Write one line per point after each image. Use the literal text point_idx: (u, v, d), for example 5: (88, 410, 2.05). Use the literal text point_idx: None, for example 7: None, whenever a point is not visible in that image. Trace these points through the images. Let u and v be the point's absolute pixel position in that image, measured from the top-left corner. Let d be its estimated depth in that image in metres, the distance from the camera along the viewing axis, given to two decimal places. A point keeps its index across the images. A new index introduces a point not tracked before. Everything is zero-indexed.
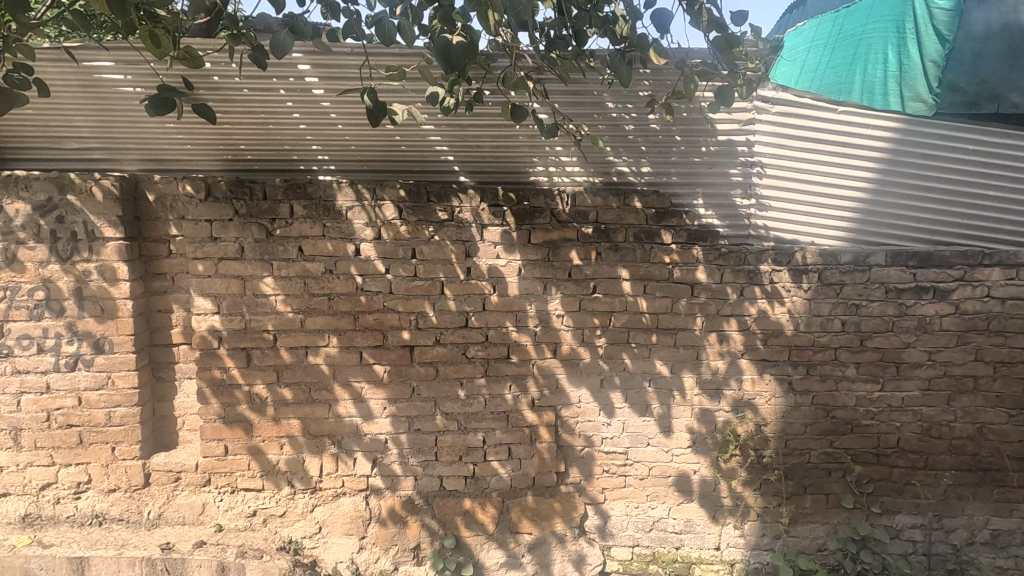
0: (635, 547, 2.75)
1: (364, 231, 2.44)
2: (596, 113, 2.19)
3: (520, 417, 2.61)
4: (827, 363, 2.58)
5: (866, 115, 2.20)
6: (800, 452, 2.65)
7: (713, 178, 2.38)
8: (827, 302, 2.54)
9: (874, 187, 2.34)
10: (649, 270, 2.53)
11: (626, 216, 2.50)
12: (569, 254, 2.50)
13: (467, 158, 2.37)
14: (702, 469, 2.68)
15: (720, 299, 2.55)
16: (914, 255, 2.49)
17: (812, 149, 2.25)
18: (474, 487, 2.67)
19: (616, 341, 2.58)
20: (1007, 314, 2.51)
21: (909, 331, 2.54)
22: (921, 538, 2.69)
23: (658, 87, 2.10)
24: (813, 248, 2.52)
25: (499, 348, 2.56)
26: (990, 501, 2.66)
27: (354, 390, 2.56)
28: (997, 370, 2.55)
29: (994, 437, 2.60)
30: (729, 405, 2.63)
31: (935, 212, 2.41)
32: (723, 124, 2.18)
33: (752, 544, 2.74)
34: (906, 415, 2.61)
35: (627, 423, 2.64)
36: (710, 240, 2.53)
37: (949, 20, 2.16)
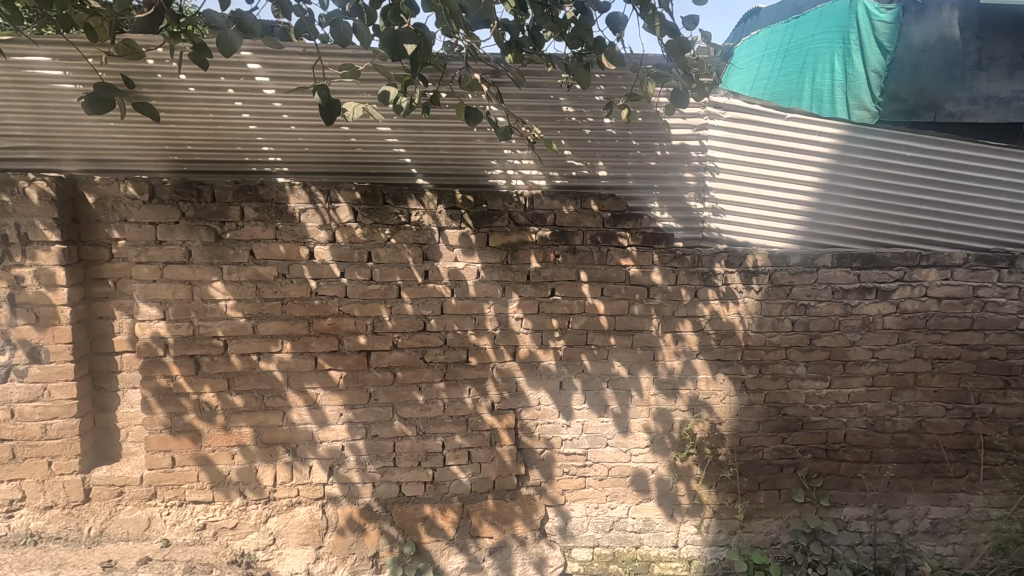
0: (596, 547, 2.77)
1: (318, 234, 2.40)
2: (553, 117, 2.20)
3: (479, 420, 2.61)
4: (778, 362, 2.66)
5: (813, 122, 2.26)
6: (753, 449, 2.72)
7: (669, 181, 2.42)
8: (777, 302, 2.62)
9: (819, 191, 2.43)
10: (606, 272, 2.55)
11: (584, 220, 2.53)
12: (527, 256, 2.51)
13: (425, 161, 2.35)
14: (659, 468, 2.72)
15: (675, 301, 2.60)
16: (857, 256, 2.60)
17: (762, 154, 2.32)
18: (433, 493, 2.64)
19: (575, 343, 2.59)
20: (943, 313, 2.64)
21: (854, 330, 2.64)
22: (867, 529, 2.80)
23: (613, 92, 2.14)
24: (764, 250, 2.60)
25: (458, 351, 2.55)
26: (930, 492, 2.78)
27: (309, 397, 2.50)
28: (935, 366, 2.68)
29: (933, 430, 2.73)
30: (685, 404, 2.67)
31: (877, 216, 2.52)
32: (677, 128, 2.23)
33: (709, 541, 2.79)
34: (852, 411, 2.71)
35: (586, 425, 2.66)
36: (665, 243, 2.57)
37: (890, 33, 2.23)
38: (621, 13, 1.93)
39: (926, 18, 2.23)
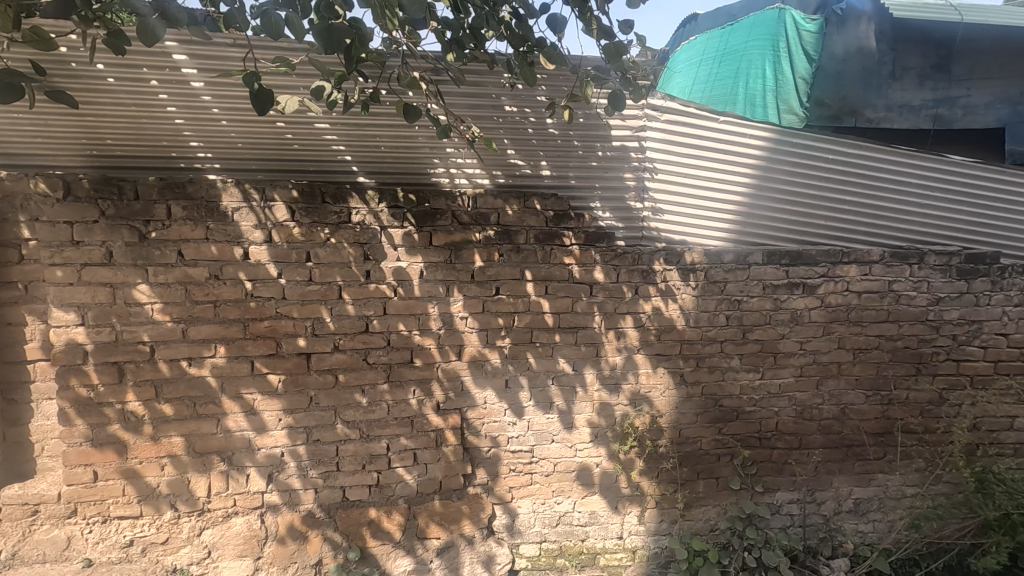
0: (543, 543, 2.80)
1: (253, 233, 2.31)
2: (496, 116, 2.21)
3: (424, 421, 2.58)
4: (714, 355, 2.77)
5: (745, 125, 2.37)
6: (693, 440, 2.82)
7: (610, 181, 2.47)
8: (713, 298, 2.72)
9: (751, 191, 2.55)
10: (550, 271, 2.58)
11: (527, 219, 2.54)
12: (471, 255, 2.51)
13: (366, 159, 2.31)
14: (604, 462, 2.78)
15: (616, 298, 2.66)
16: (786, 254, 2.73)
17: (698, 155, 2.41)
18: (378, 496, 2.60)
19: (520, 342, 2.61)
20: (863, 306, 2.81)
21: (784, 324, 2.78)
22: (797, 512, 2.96)
23: (555, 92, 2.16)
24: (700, 248, 2.70)
25: (402, 352, 2.52)
26: (853, 474, 2.97)
27: (245, 402, 2.41)
28: (856, 356, 2.86)
29: (855, 416, 2.91)
30: (627, 398, 2.74)
31: (803, 215, 2.67)
32: (617, 129, 2.28)
33: (652, 530, 2.88)
34: (783, 400, 2.85)
35: (532, 422, 2.69)
36: (607, 242, 2.62)
37: (815, 42, 2.62)
38: (560, 15, 1.96)
39: (846, 29, 2.60)
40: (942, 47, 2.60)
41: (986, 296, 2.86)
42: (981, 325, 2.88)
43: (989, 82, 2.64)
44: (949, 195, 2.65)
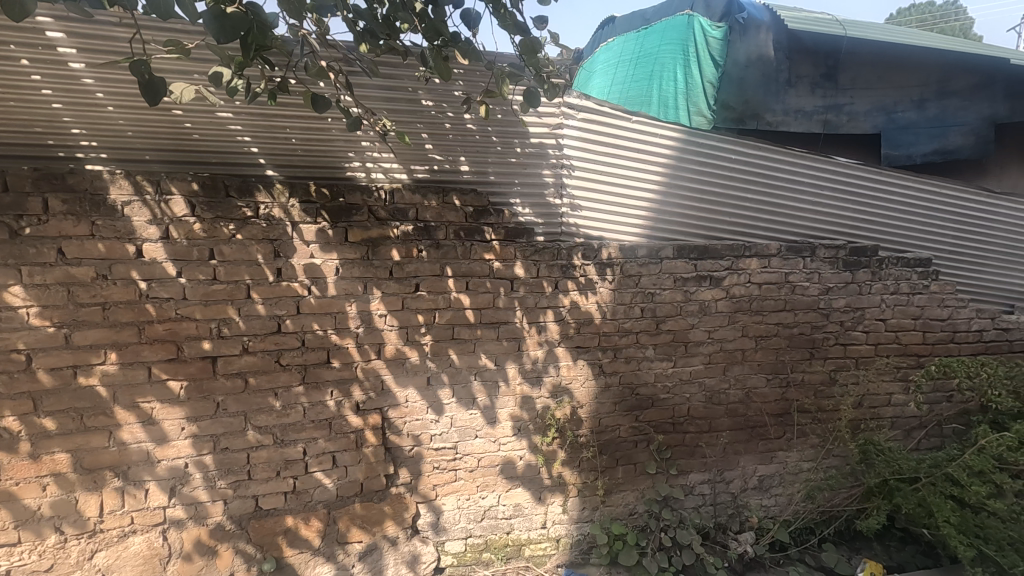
0: (468, 538, 2.81)
1: (147, 229, 2.13)
2: (414, 110, 2.18)
3: (343, 422, 2.51)
4: (630, 346, 2.88)
5: (654, 125, 2.53)
6: (611, 428, 2.93)
7: (529, 177, 2.51)
8: (628, 291, 2.82)
9: (662, 188, 2.69)
10: (470, 266, 2.57)
11: (446, 214, 2.52)
12: (389, 252, 2.45)
13: (274, 151, 2.20)
14: (527, 455, 2.82)
15: (536, 292, 2.69)
16: (694, 248, 2.89)
17: (612, 153, 2.52)
18: (295, 503, 2.50)
19: (442, 338, 2.59)
20: (763, 296, 3.02)
21: (693, 314, 2.94)
22: (708, 491, 3.15)
23: (472, 88, 2.18)
24: (616, 244, 2.79)
25: (318, 352, 2.43)
26: (757, 453, 3.19)
27: (142, 412, 2.23)
28: (758, 343, 3.07)
29: (758, 399, 3.13)
30: (549, 391, 2.80)
31: (708, 211, 2.84)
32: (534, 127, 2.35)
33: (575, 518, 2.96)
34: (693, 386, 3.01)
35: (455, 418, 2.68)
36: (526, 237, 2.65)
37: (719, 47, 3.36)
38: (474, 9, 1.95)
39: (747, 37, 3.37)
40: (830, 58, 3.46)
41: (868, 285, 3.16)
42: (863, 312, 3.18)
43: (868, 93, 3.55)
44: (832, 192, 2.94)
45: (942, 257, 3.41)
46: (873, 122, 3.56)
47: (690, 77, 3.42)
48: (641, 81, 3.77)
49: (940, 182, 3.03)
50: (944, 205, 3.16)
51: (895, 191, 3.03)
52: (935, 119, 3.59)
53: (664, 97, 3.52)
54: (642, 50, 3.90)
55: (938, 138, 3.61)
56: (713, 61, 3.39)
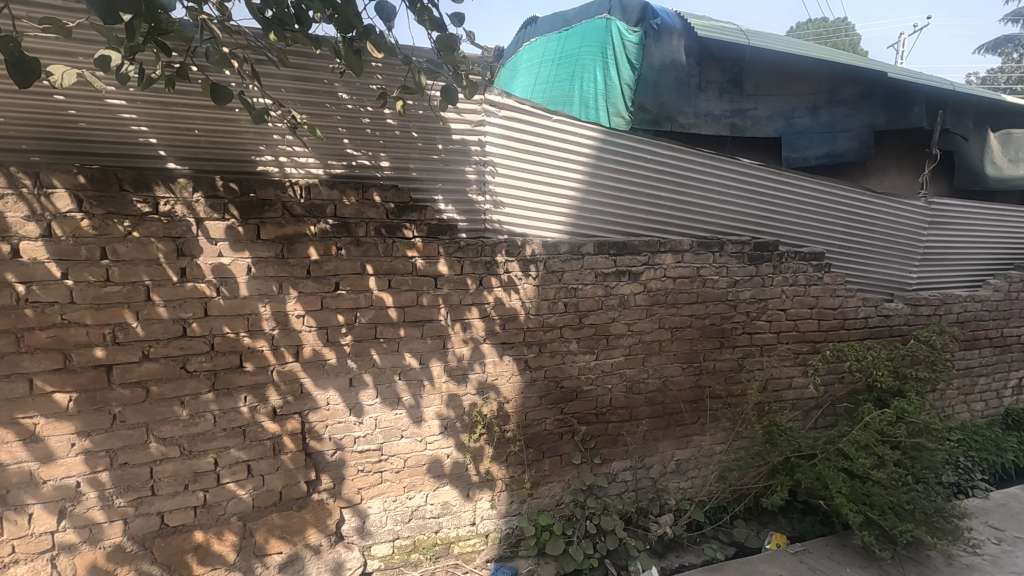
0: (395, 540, 2.76)
1: (24, 226, 1.93)
2: (329, 103, 2.17)
3: (259, 429, 2.39)
4: (555, 341, 2.94)
5: (572, 125, 2.73)
6: (537, 422, 2.98)
7: (451, 173, 2.55)
8: (552, 287, 2.87)
9: (581, 185, 2.85)
10: (392, 264, 2.52)
11: (366, 211, 2.46)
12: (306, 250, 2.35)
13: (176, 142, 2.09)
14: (454, 452, 2.81)
15: (461, 290, 2.68)
16: (613, 244, 2.99)
17: (534, 150, 2.67)
18: (206, 517, 2.36)
19: (364, 338, 2.53)
20: (678, 289, 3.18)
21: (613, 308, 3.04)
22: (631, 478, 3.28)
23: (390, 82, 2.22)
24: (538, 241, 2.84)
25: (229, 356, 2.30)
26: (674, 438, 3.36)
27: (23, 429, 2.02)
28: (673, 334, 3.23)
29: (675, 387, 3.29)
30: (475, 387, 2.80)
31: (625, 208, 3.02)
32: (456, 123, 2.43)
33: (503, 512, 2.98)
34: (615, 377, 3.12)
35: (379, 419, 2.62)
36: (449, 234, 2.63)
37: (635, 51, 3.53)
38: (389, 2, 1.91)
39: (662, 42, 3.50)
40: (735, 65, 3.69)
41: (770, 277, 3.41)
42: (767, 303, 3.42)
43: (769, 99, 3.84)
44: (730, 188, 3.24)
45: (833, 251, 3.75)
46: (774, 126, 3.87)
47: (609, 78, 3.59)
48: (564, 81, 3.88)
49: (820, 182, 3.45)
50: (826, 203, 3.55)
51: (784, 189, 3.38)
52: (826, 124, 3.96)
53: (586, 97, 3.67)
54: (563, 51, 3.99)
55: (828, 142, 3.98)
56: (631, 64, 3.54)
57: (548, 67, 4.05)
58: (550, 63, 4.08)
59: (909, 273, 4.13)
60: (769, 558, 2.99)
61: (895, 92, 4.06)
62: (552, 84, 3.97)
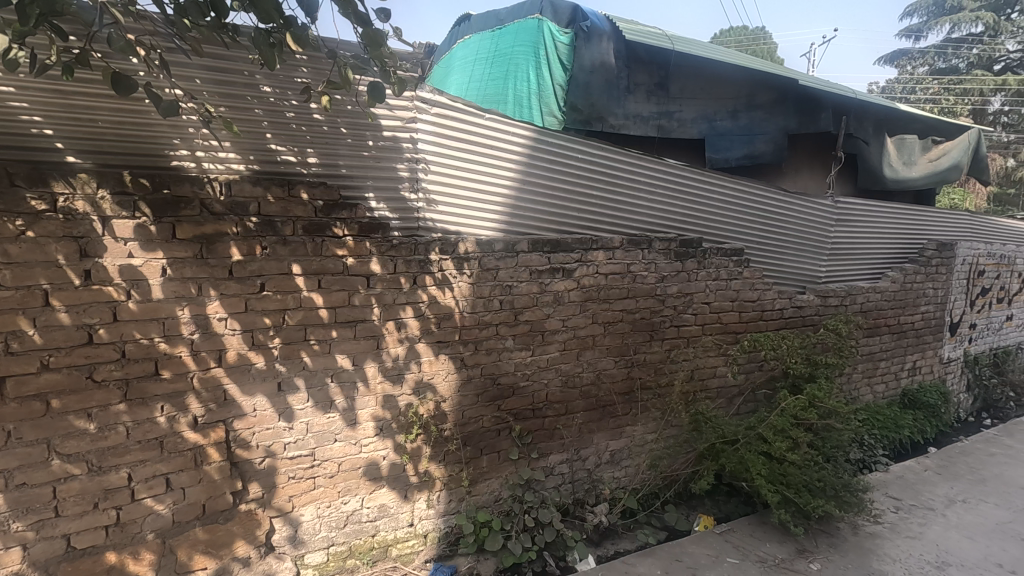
0: (330, 547, 2.68)
1: None
2: (250, 96, 2.11)
3: (178, 440, 2.26)
4: (490, 338, 2.95)
5: (503, 124, 2.79)
6: (475, 419, 2.98)
7: (382, 171, 2.51)
8: (487, 284, 2.88)
9: (513, 183, 2.90)
10: (322, 264, 2.44)
11: (293, 209, 2.37)
12: (228, 250, 2.24)
13: (77, 134, 1.95)
14: (390, 454, 2.77)
15: (395, 289, 2.64)
16: (547, 242, 3.03)
17: (466, 147, 2.70)
18: (119, 537, 2.20)
19: (292, 341, 2.44)
20: (610, 285, 3.28)
21: (548, 305, 3.09)
22: (567, 470, 3.35)
23: (316, 76, 2.21)
24: (473, 239, 2.83)
25: (143, 364, 2.15)
26: (608, 430, 3.47)
27: None
28: (606, 328, 3.33)
29: (608, 380, 3.40)
30: (411, 388, 2.77)
31: (557, 206, 3.08)
32: (387, 120, 2.42)
33: (441, 512, 2.97)
34: (550, 372, 3.18)
35: (311, 424, 2.54)
36: (381, 233, 2.58)
37: (566, 53, 3.59)
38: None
39: (591, 44, 3.60)
40: (661, 69, 3.87)
41: (695, 273, 3.58)
42: (692, 297, 3.59)
43: (693, 102, 4.03)
44: (655, 186, 3.40)
45: (752, 247, 3.98)
46: (698, 129, 4.07)
47: (541, 78, 3.62)
48: (497, 79, 3.88)
49: (736, 181, 3.70)
50: (743, 202, 3.79)
51: (704, 187, 3.59)
52: (745, 128, 4.20)
53: (519, 96, 3.68)
54: (497, 50, 3.99)
55: (747, 144, 4.23)
56: (562, 65, 3.59)
57: (483, 65, 4.04)
58: (484, 61, 4.07)
59: (820, 267, 4.43)
60: (698, 539, 3.15)
61: (805, 98, 4.36)
62: (486, 82, 3.96)
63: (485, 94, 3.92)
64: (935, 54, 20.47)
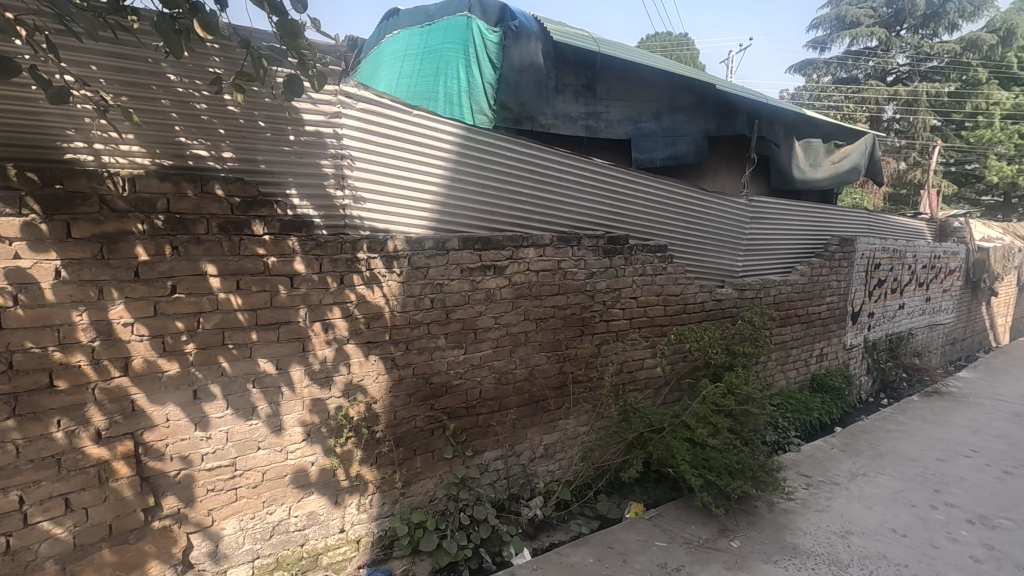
0: (255, 560, 2.57)
1: None
2: (155, 84, 2.02)
3: (79, 456, 2.08)
4: (422, 337, 2.92)
5: (432, 121, 2.79)
6: (408, 420, 2.94)
7: (305, 167, 2.44)
8: (417, 283, 2.85)
9: (443, 180, 2.89)
10: (241, 263, 2.33)
11: (206, 206, 2.24)
12: (132, 249, 2.09)
13: None
14: (319, 459, 2.67)
15: (321, 289, 2.55)
16: (477, 239, 3.04)
17: (394, 143, 2.67)
18: (11, 567, 1.97)
19: (209, 345, 2.31)
20: (541, 282, 3.33)
21: (480, 302, 3.10)
22: (502, 466, 3.37)
23: (230, 65, 2.16)
24: (402, 236, 2.79)
25: (35, 375, 1.97)
26: (542, 424, 3.52)
27: None
28: (538, 324, 3.37)
29: (541, 376, 3.45)
30: (340, 390, 2.69)
31: (488, 204, 3.10)
32: (309, 114, 2.37)
33: (375, 516, 2.91)
34: (484, 370, 3.19)
35: (231, 432, 2.41)
36: (306, 231, 2.49)
37: (496, 52, 3.60)
38: None
39: (520, 44, 3.61)
40: (585, 71, 4.00)
41: (623, 268, 3.70)
42: (620, 292, 3.71)
43: (617, 104, 4.18)
44: (583, 184, 3.50)
45: (677, 244, 4.16)
46: (624, 130, 4.22)
47: (472, 77, 3.62)
48: (427, 76, 3.83)
49: (659, 180, 3.87)
50: (666, 200, 3.97)
51: (629, 186, 3.73)
52: (668, 129, 4.40)
53: (449, 94, 3.66)
54: (426, 46, 3.93)
55: (670, 145, 4.42)
56: (492, 63, 3.60)
57: (413, 62, 3.97)
58: (413, 57, 4.00)
59: (737, 262, 4.69)
60: (629, 526, 3.26)
61: (722, 103, 4.61)
62: (415, 80, 3.91)
63: (415, 93, 3.86)
64: (837, 65, 22.17)
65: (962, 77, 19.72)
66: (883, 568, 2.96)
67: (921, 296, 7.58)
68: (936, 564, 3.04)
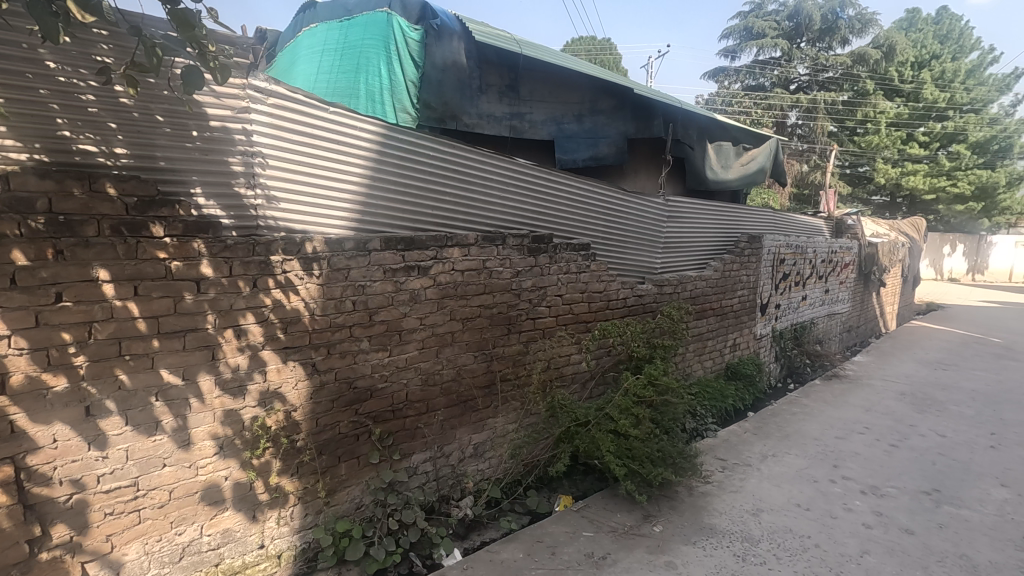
0: None
1: None
2: (30, 71, 1.90)
3: None
4: (345, 340, 2.83)
5: (350, 119, 2.72)
6: (331, 426, 2.84)
7: (211, 165, 2.31)
8: (338, 285, 2.76)
9: (363, 178, 2.81)
10: (138, 268, 2.16)
11: (96, 206, 2.05)
12: (7, 254, 1.89)
13: None
14: (233, 473, 2.53)
15: (231, 293, 2.41)
16: (400, 239, 2.98)
17: (309, 141, 2.58)
18: None
19: (102, 357, 2.12)
20: (466, 282, 3.33)
21: (404, 303, 3.05)
22: (431, 468, 3.34)
23: (119, 54, 2.07)
24: (320, 237, 2.68)
25: None
26: (470, 424, 3.52)
27: None
28: (464, 324, 3.37)
29: (468, 375, 3.45)
30: (254, 399, 2.55)
31: (411, 204, 3.06)
32: (213, 108, 2.27)
33: (297, 528, 2.80)
34: (410, 371, 3.15)
35: (131, 450, 2.24)
36: (213, 232, 2.34)
37: (418, 50, 3.55)
38: None
39: (441, 42, 3.60)
40: (507, 72, 4.04)
41: (547, 267, 3.77)
42: (546, 290, 3.78)
43: (539, 105, 4.26)
44: (507, 184, 3.52)
45: (599, 243, 4.28)
46: (547, 130, 4.31)
47: (393, 74, 3.54)
48: (346, 72, 3.69)
49: (580, 181, 3.98)
50: (588, 200, 4.08)
51: (552, 186, 3.80)
52: (588, 130, 4.53)
53: (370, 90, 3.54)
54: (346, 41, 3.79)
55: (591, 146, 4.57)
56: (414, 61, 3.55)
57: (329, 57, 3.80)
58: (330, 50, 3.83)
59: (656, 259, 4.88)
60: (558, 519, 3.32)
61: (640, 106, 4.79)
62: (331, 75, 3.74)
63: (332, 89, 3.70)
64: (746, 73, 23.67)
65: (853, 88, 21.62)
66: (788, 541, 3.20)
67: (821, 288, 8.24)
68: (834, 533, 3.32)
